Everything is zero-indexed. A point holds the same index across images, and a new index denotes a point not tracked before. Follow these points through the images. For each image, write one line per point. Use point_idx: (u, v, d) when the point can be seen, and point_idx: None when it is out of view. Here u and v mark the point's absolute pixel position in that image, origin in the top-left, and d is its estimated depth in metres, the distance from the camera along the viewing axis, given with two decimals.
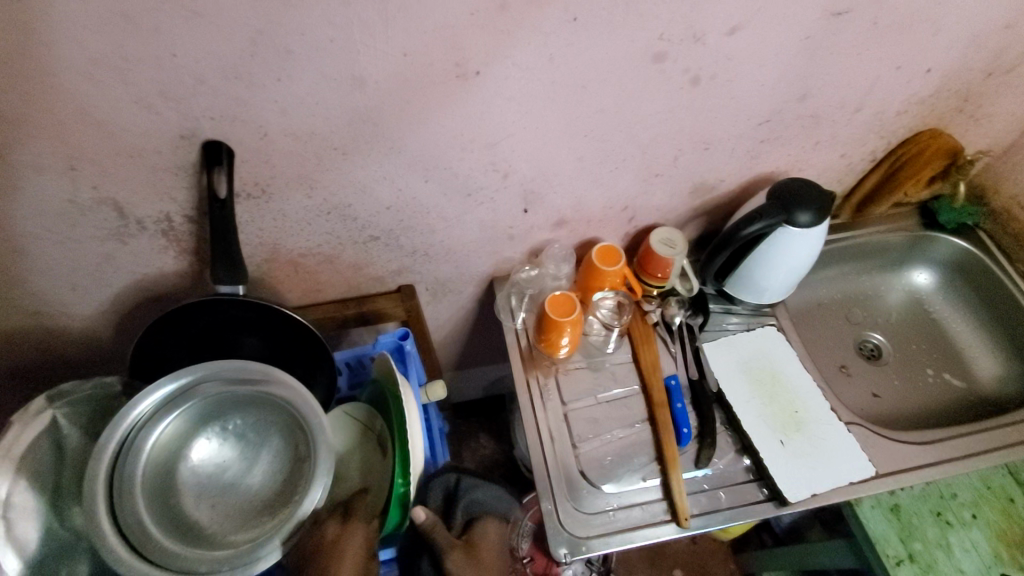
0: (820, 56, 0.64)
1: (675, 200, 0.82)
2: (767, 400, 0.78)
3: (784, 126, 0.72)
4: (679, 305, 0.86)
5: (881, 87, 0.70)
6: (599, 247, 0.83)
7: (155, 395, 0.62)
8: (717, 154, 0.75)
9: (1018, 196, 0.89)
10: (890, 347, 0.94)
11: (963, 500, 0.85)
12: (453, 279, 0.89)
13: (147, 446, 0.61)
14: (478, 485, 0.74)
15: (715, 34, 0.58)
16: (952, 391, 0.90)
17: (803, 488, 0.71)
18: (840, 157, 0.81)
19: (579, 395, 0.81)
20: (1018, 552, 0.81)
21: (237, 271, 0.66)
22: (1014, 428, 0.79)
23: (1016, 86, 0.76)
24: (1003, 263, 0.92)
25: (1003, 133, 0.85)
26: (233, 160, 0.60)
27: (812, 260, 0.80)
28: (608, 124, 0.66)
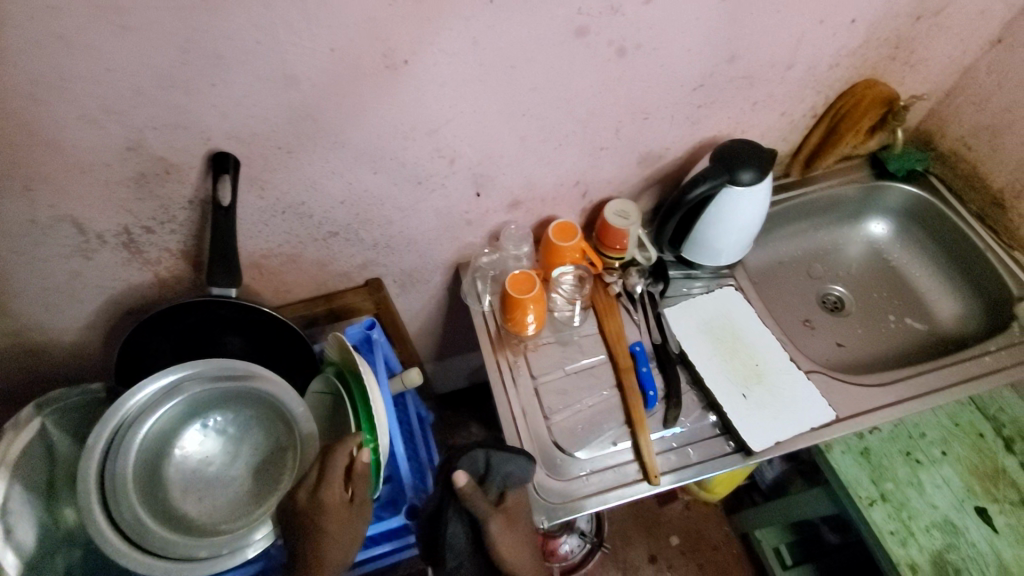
0: (741, 17, 0.66)
1: (625, 171, 0.84)
2: (729, 357, 0.80)
3: (718, 89, 0.75)
4: (640, 274, 0.88)
5: (809, 43, 0.72)
6: (557, 224, 0.85)
7: (139, 393, 0.63)
8: (657, 122, 0.77)
9: (964, 138, 0.90)
10: (851, 298, 0.97)
11: (932, 438, 0.87)
12: (418, 269, 0.91)
13: (136, 444, 0.62)
14: (513, 456, 0.70)
15: (633, 3, 0.60)
16: (914, 334, 0.92)
17: (766, 437, 0.73)
18: (780, 115, 0.83)
19: (548, 368, 0.84)
20: (988, 484, 0.83)
21: (233, 274, 0.68)
22: (973, 362, 0.81)
23: (945, 29, 0.78)
24: (955, 204, 0.93)
25: (940, 77, 0.86)
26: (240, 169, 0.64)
27: (761, 219, 0.83)
28: (544, 102, 0.68)
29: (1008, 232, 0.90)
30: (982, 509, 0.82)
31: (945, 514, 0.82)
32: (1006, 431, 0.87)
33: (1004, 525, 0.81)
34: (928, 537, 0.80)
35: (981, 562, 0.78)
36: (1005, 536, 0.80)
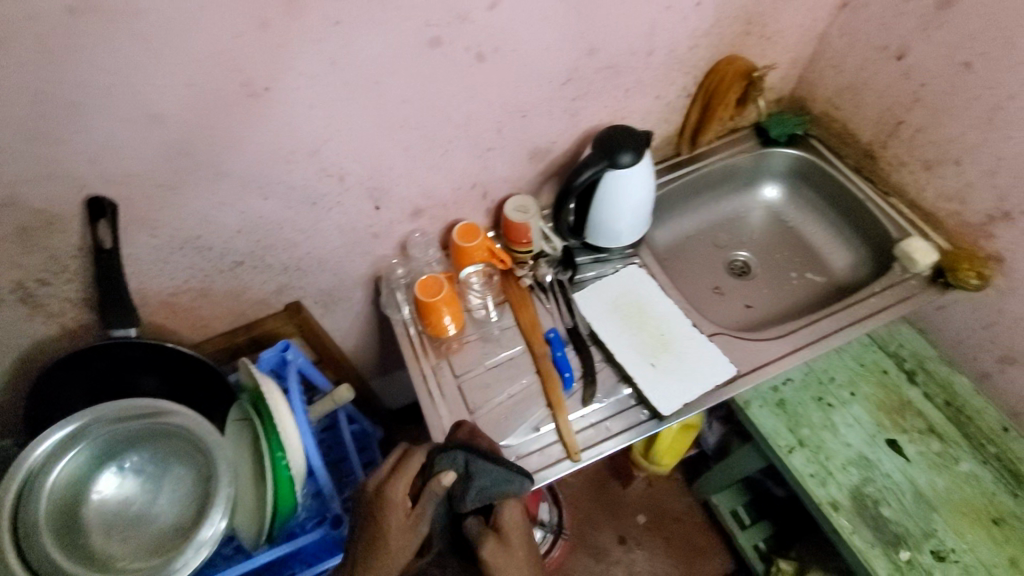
0: (589, 11, 0.70)
1: (518, 168, 0.87)
2: (637, 331, 0.84)
3: (587, 80, 0.79)
4: (549, 264, 0.92)
5: (662, 28, 0.77)
6: (460, 226, 0.88)
7: (44, 444, 0.64)
8: (536, 118, 0.81)
9: (831, 100, 0.97)
10: (755, 260, 1.04)
11: (841, 381, 0.92)
12: (335, 288, 0.93)
13: (46, 493, 0.63)
14: (483, 466, 0.64)
15: (478, 11, 0.63)
16: (814, 287, 0.99)
17: (676, 400, 0.77)
18: (656, 98, 0.88)
19: (470, 366, 0.86)
20: (896, 416, 0.89)
21: (129, 311, 0.70)
22: (861, 305, 0.87)
23: (789, 1, 0.84)
24: (835, 162, 1.00)
25: (799, 45, 0.93)
26: (121, 212, 0.65)
27: (650, 197, 0.88)
28: (418, 112, 0.71)
29: (881, 180, 0.95)
30: (893, 441, 0.87)
31: (860, 451, 0.86)
32: (907, 365, 0.93)
33: (915, 453, 0.86)
34: (845, 475, 0.84)
35: (897, 491, 0.83)
36: (917, 464, 0.85)
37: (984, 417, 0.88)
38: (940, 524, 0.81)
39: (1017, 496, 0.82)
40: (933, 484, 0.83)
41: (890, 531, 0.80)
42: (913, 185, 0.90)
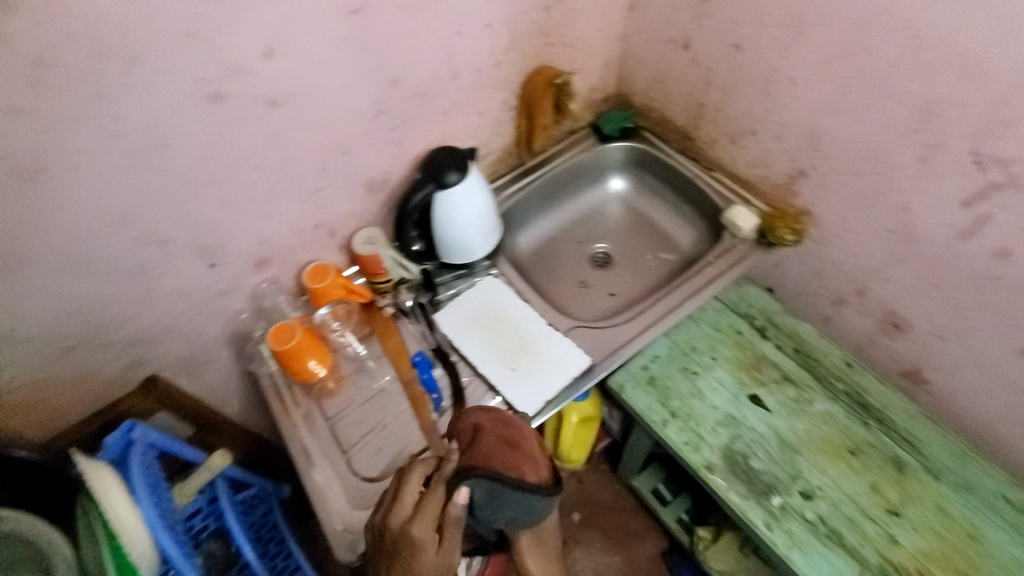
0: (376, 46, 0.71)
1: (357, 202, 0.88)
2: (496, 339, 0.86)
3: (400, 110, 0.81)
4: (410, 289, 0.93)
5: (460, 52, 0.81)
6: (310, 268, 0.88)
7: None
8: (358, 153, 0.82)
9: (648, 92, 1.05)
10: (615, 250, 1.10)
11: (702, 348, 0.98)
12: (195, 354, 0.88)
13: None
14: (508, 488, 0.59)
15: (253, 60, 0.64)
16: (667, 265, 1.05)
17: (537, 400, 0.80)
18: (479, 115, 0.92)
19: (341, 405, 0.85)
20: (754, 372, 0.95)
21: None
22: (697, 276, 0.94)
23: (578, 11, 0.90)
24: (664, 148, 1.07)
25: (603, 48, 1.00)
26: None
27: (490, 210, 0.91)
28: (225, 164, 0.71)
29: (704, 158, 1.03)
30: (754, 396, 0.92)
31: (726, 411, 0.92)
32: (757, 322, 1.00)
33: (775, 402, 0.92)
34: (716, 437, 0.89)
35: (763, 442, 0.88)
36: (777, 412, 0.91)
37: (829, 357, 0.96)
38: (804, 464, 0.86)
39: (867, 424, 0.89)
40: (794, 428, 0.89)
41: (760, 481, 0.85)
42: (729, 159, 0.98)
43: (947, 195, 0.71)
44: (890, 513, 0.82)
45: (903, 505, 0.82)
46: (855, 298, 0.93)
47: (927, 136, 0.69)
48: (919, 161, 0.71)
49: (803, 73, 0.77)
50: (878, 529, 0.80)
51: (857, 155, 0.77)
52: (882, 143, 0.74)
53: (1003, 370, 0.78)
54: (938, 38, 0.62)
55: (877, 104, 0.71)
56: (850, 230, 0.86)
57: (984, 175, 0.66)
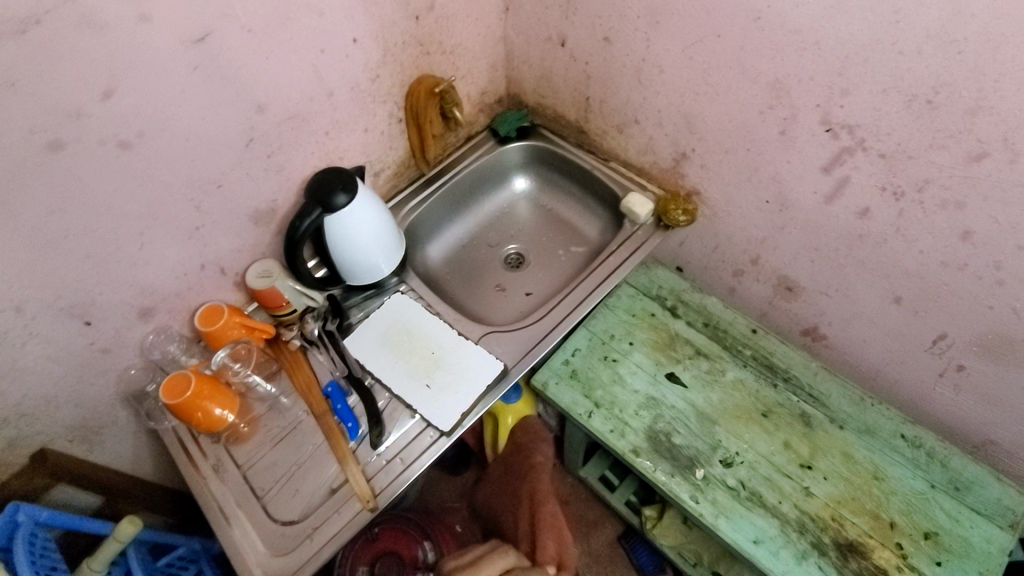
0: (232, 73, 0.67)
1: (244, 236, 0.83)
2: (408, 356, 0.85)
3: (273, 135, 0.77)
4: (316, 317, 0.90)
5: (329, 70, 0.78)
6: (202, 310, 0.82)
7: None
8: (236, 185, 0.77)
9: (537, 90, 1.05)
10: (527, 249, 1.10)
11: (619, 335, 1.00)
12: (87, 419, 0.81)
13: None
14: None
15: (90, 102, 0.58)
16: (577, 258, 1.07)
17: (454, 413, 0.79)
18: (365, 131, 0.90)
19: (254, 449, 0.81)
20: (669, 351, 0.98)
21: None
22: (602, 267, 0.96)
23: (450, 16, 0.89)
24: (560, 143, 1.09)
25: (484, 51, 1.00)
26: None
27: (388, 226, 0.89)
28: (82, 217, 0.64)
29: (599, 149, 1.05)
30: (671, 374, 0.96)
31: (646, 393, 0.94)
32: (668, 302, 1.04)
33: (691, 377, 0.95)
34: (638, 420, 0.92)
35: (683, 417, 0.91)
36: (693, 386, 0.94)
37: (736, 327, 1.01)
38: (723, 433, 0.90)
39: (776, 385, 0.94)
40: (710, 400, 0.93)
41: (683, 456, 0.88)
42: (619, 148, 1.01)
43: (810, 164, 0.75)
44: (803, 467, 0.86)
45: (814, 457, 0.87)
46: (751, 267, 0.97)
47: (782, 110, 0.72)
48: (781, 134, 0.75)
49: (669, 60, 0.79)
50: (794, 483, 0.85)
51: (727, 134, 0.81)
52: (747, 120, 0.77)
53: (881, 318, 0.85)
54: (776, 18, 0.65)
55: (736, 85, 0.74)
56: (734, 205, 0.90)
57: (836, 142, 0.70)
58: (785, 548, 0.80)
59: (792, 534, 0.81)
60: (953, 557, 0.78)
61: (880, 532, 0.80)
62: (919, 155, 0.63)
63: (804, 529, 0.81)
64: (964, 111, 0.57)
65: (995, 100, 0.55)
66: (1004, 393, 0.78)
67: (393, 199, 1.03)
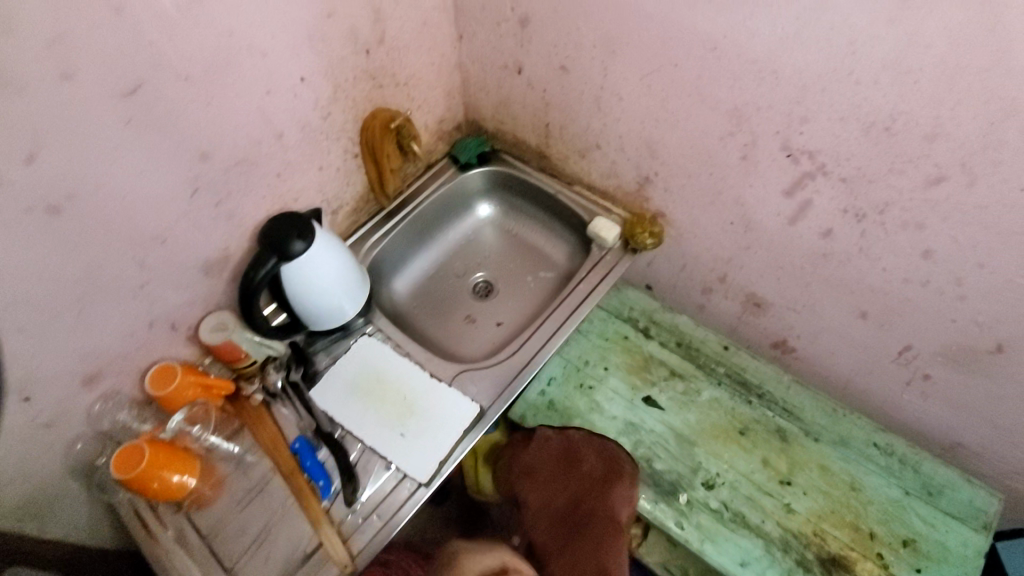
0: (172, 124, 0.63)
1: (195, 288, 0.78)
2: (380, 405, 0.83)
3: (221, 183, 0.72)
4: (279, 367, 0.84)
5: (278, 111, 0.74)
6: (154, 370, 0.77)
7: None
8: (184, 238, 0.72)
9: (496, 116, 1.04)
10: (496, 276, 1.08)
11: (594, 361, 0.99)
12: (31, 500, 0.73)
13: None
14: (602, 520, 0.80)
15: (10, 167, 0.52)
16: (547, 283, 1.05)
17: (430, 463, 0.78)
18: (320, 170, 0.86)
19: (219, 516, 0.76)
20: (644, 374, 0.97)
21: None
22: (573, 294, 0.94)
23: (403, 47, 0.87)
24: (522, 167, 1.07)
25: (439, 79, 0.98)
26: None
27: (350, 266, 0.86)
28: (9, 289, 0.58)
29: (562, 173, 1.04)
30: (649, 398, 0.95)
31: (624, 419, 0.93)
32: (640, 323, 1.03)
33: (668, 399, 0.95)
34: None
35: (662, 441, 0.91)
36: (671, 409, 0.94)
37: (708, 345, 1.01)
38: (702, 455, 0.89)
39: (750, 402, 0.95)
40: (688, 422, 0.93)
41: (665, 481, 0.87)
42: (582, 171, 1.00)
43: (772, 187, 0.75)
44: (782, 483, 0.87)
45: (793, 473, 0.87)
46: (719, 284, 0.97)
47: (743, 136, 0.72)
48: (743, 159, 0.75)
49: (627, 87, 0.79)
50: (775, 501, 0.85)
51: (690, 159, 0.81)
52: (709, 146, 0.77)
53: (848, 331, 0.86)
54: (733, 48, 0.65)
55: (696, 112, 0.74)
56: (699, 226, 0.90)
57: (797, 166, 0.70)
58: (771, 568, 0.80)
59: (777, 554, 0.81)
60: (931, 563, 0.79)
61: (861, 543, 0.81)
62: (878, 179, 0.64)
63: (788, 547, 0.82)
64: (921, 137, 0.58)
65: (949, 127, 0.56)
66: (968, 398, 0.80)
67: (353, 234, 1.00)
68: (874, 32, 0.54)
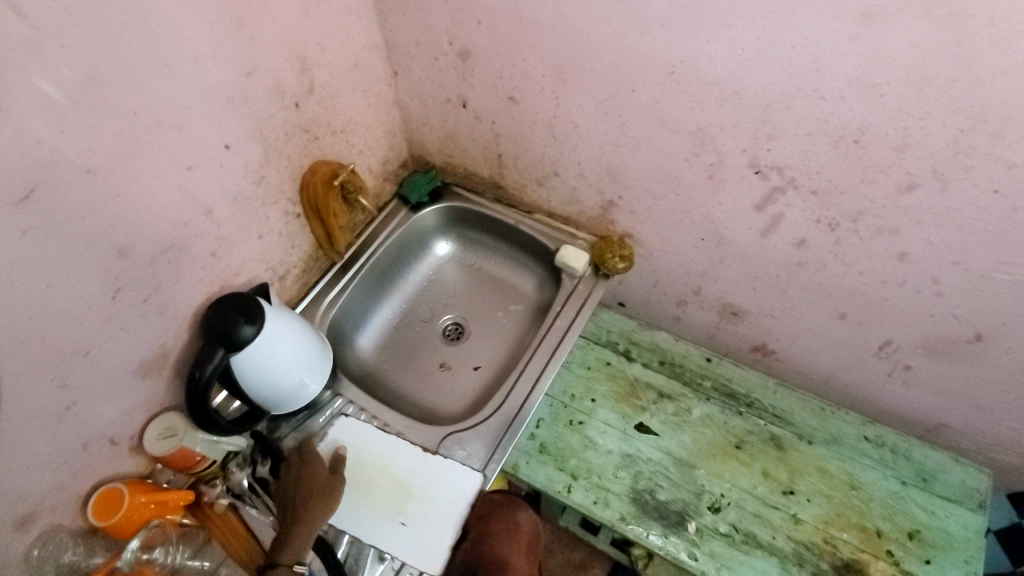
0: (78, 224, 0.54)
1: (133, 394, 0.68)
2: (372, 494, 0.76)
3: (147, 277, 0.63)
4: (242, 465, 0.78)
5: (202, 186, 0.66)
6: (97, 496, 0.66)
7: None
8: (112, 344, 0.62)
9: (443, 150, 0.97)
10: (465, 316, 1.02)
11: (579, 394, 0.95)
12: None
13: None
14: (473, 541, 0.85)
15: None
16: (519, 317, 1.00)
17: (436, 552, 0.72)
18: (259, 238, 0.78)
19: None
20: (633, 400, 0.94)
21: None
22: (552, 331, 0.90)
23: (334, 92, 0.79)
24: (477, 200, 1.02)
25: (377, 119, 0.91)
26: None
27: (308, 340, 0.78)
28: None
29: (519, 202, 0.99)
30: (641, 424, 0.92)
31: (621, 451, 0.90)
32: (620, 346, 1.00)
33: (661, 423, 0.92)
34: (618, 483, 0.87)
35: (662, 469, 0.88)
36: (665, 433, 0.91)
37: (691, 359, 0.99)
38: (704, 476, 0.87)
39: (741, 413, 0.93)
40: (684, 444, 0.90)
41: (672, 512, 0.84)
42: (541, 199, 0.95)
43: (742, 203, 0.72)
44: (786, 493, 0.86)
45: (794, 481, 0.86)
46: (693, 297, 0.95)
47: (708, 156, 0.69)
48: (709, 178, 0.72)
49: (583, 115, 0.75)
50: (781, 514, 0.84)
51: (654, 181, 0.78)
52: (673, 167, 0.74)
53: (829, 334, 0.85)
54: (691, 72, 0.61)
55: (657, 135, 0.71)
56: (669, 245, 0.87)
57: (767, 182, 0.68)
58: None
59: (793, 570, 0.80)
60: (938, 552, 0.80)
61: (870, 544, 0.81)
62: (851, 189, 0.63)
63: (802, 561, 0.80)
64: (892, 147, 0.56)
65: (920, 136, 0.54)
66: (949, 385, 0.80)
67: (306, 296, 0.92)
68: (838, 48, 0.52)
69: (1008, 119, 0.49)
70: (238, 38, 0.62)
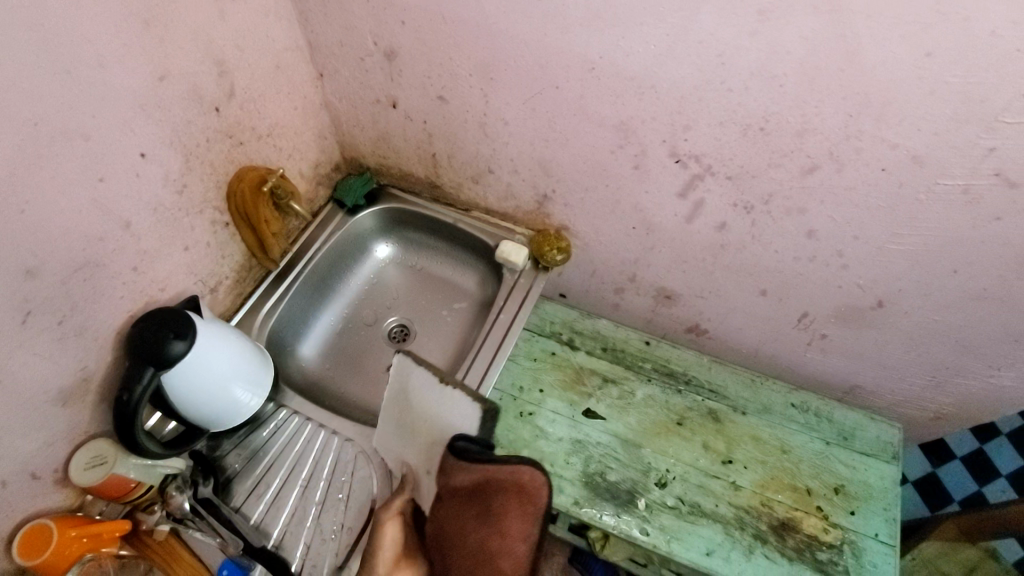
0: None
1: (54, 424, 0.64)
2: (412, 428, 0.73)
3: (63, 297, 0.60)
4: (181, 487, 0.74)
5: (118, 198, 0.62)
6: (21, 534, 0.62)
7: None
8: (27, 370, 0.59)
9: (376, 151, 0.97)
10: (410, 318, 1.02)
11: (528, 385, 0.97)
12: None
13: None
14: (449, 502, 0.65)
15: None
16: (464, 314, 1.01)
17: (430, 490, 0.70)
18: (186, 249, 0.75)
19: None
20: (579, 387, 0.97)
21: None
22: (496, 325, 0.92)
23: (257, 95, 0.77)
24: (415, 200, 1.01)
25: (305, 123, 0.89)
26: None
27: (245, 351, 0.76)
28: None
29: (457, 200, 1.00)
30: (588, 410, 0.95)
31: (571, 438, 0.92)
32: (564, 336, 1.03)
33: (607, 407, 0.95)
34: (571, 468, 0.89)
35: (611, 451, 0.91)
36: (612, 416, 0.95)
37: (631, 343, 1.03)
38: (650, 454, 0.91)
39: (680, 391, 0.98)
40: (630, 425, 0.94)
41: (622, 491, 0.88)
42: (478, 197, 0.96)
43: (667, 191, 0.76)
44: (725, 463, 0.91)
45: (732, 450, 0.92)
46: (630, 284, 0.99)
47: (632, 148, 0.72)
48: (635, 168, 0.75)
49: (511, 111, 0.76)
50: (722, 482, 0.89)
51: (585, 173, 0.80)
52: (600, 160, 0.77)
53: (753, 310, 0.90)
54: (610, 68, 0.64)
55: (583, 129, 0.73)
56: (603, 234, 0.90)
57: (686, 170, 0.72)
58: (734, 549, 0.84)
59: (735, 533, 0.85)
60: (861, 503, 0.87)
61: (802, 501, 0.87)
62: (761, 173, 0.67)
63: (744, 524, 0.86)
64: (793, 133, 0.61)
65: (817, 122, 0.59)
66: (860, 350, 0.88)
67: (242, 307, 0.88)
68: (739, 43, 0.56)
69: (889, 105, 0.55)
70: (148, 41, 0.59)
